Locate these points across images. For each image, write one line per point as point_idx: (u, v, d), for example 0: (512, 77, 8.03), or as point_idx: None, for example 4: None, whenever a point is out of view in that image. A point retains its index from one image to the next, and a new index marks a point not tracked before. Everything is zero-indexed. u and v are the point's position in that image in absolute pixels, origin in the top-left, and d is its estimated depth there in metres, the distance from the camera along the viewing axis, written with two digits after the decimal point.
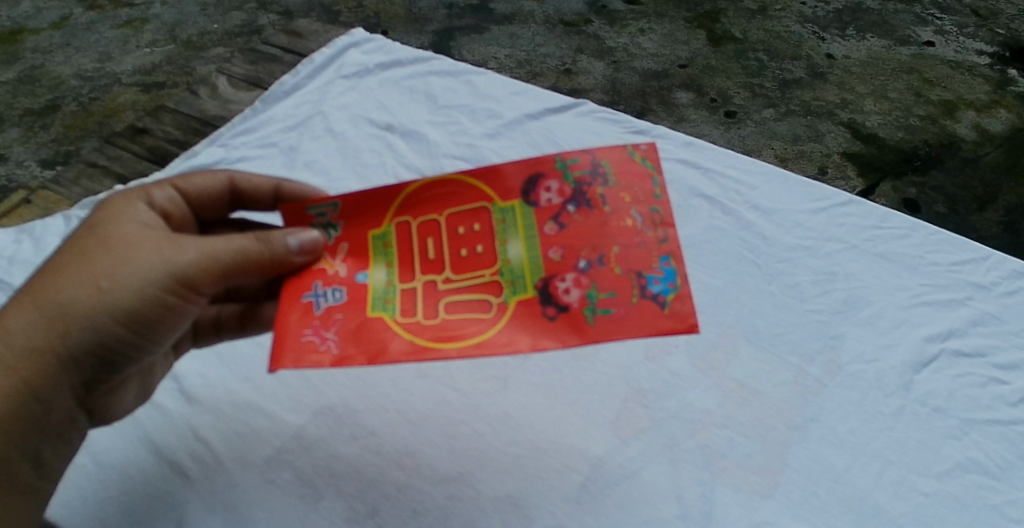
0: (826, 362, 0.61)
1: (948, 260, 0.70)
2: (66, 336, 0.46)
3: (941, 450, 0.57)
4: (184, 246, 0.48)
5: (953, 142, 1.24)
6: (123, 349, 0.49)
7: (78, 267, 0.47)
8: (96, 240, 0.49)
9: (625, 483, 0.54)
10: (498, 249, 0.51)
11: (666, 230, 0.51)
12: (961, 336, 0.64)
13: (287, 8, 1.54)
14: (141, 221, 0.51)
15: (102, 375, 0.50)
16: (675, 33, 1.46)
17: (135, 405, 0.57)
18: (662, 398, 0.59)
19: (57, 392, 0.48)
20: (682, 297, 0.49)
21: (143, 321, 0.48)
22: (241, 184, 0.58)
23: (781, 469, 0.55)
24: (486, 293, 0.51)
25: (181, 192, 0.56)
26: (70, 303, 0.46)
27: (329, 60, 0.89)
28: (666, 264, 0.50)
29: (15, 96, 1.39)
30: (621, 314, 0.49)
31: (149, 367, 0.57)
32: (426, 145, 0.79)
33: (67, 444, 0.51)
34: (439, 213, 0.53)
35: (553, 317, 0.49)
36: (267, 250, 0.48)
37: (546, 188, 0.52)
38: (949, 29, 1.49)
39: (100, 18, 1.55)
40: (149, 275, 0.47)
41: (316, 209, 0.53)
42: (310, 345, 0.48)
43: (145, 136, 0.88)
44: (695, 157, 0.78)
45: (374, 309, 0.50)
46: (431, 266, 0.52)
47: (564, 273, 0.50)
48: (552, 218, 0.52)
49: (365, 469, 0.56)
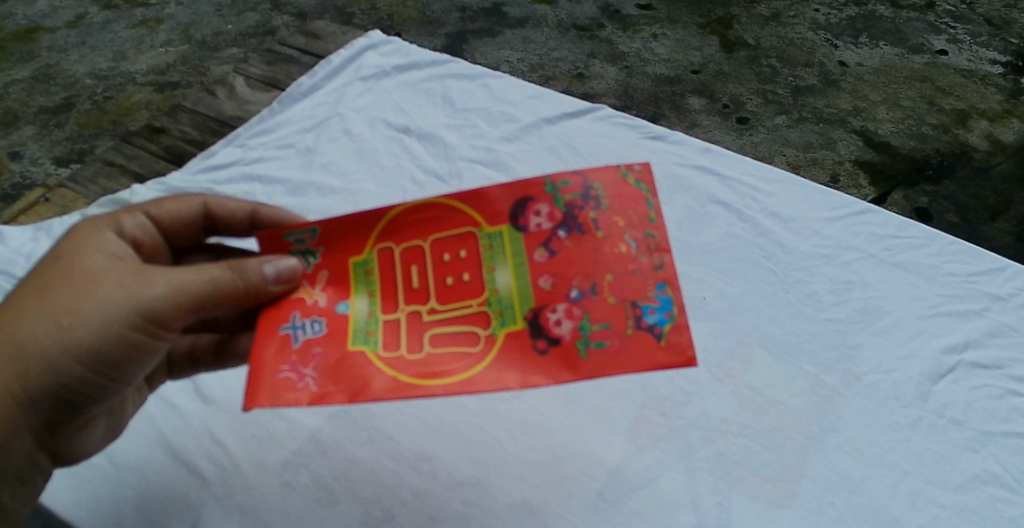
0: (843, 372, 0.61)
1: (966, 270, 0.70)
2: (24, 377, 0.45)
3: (958, 461, 0.57)
4: (149, 279, 0.47)
5: (965, 151, 1.24)
6: (88, 387, 0.48)
7: (38, 305, 0.46)
8: (58, 273, 0.47)
9: (642, 491, 0.54)
10: (486, 277, 0.49)
11: (663, 256, 0.48)
12: (979, 348, 0.64)
13: (301, 9, 1.55)
14: (108, 251, 0.49)
15: (64, 415, 0.49)
16: (688, 39, 1.46)
17: (106, 443, 0.56)
18: (679, 405, 0.59)
19: (18, 434, 0.47)
20: (680, 328, 0.46)
21: (107, 358, 0.47)
22: (216, 209, 0.58)
23: (798, 478, 0.55)
24: (475, 324, 0.48)
25: (152, 219, 0.55)
26: (31, 342, 0.45)
27: (346, 61, 0.90)
28: (662, 293, 0.47)
29: (31, 94, 1.40)
30: (616, 347, 0.46)
31: (118, 405, 0.55)
32: (443, 149, 0.80)
33: (30, 488, 0.50)
34: (423, 239, 0.51)
35: (544, 351, 0.47)
36: (239, 280, 0.47)
37: (536, 211, 0.50)
38: (962, 38, 1.49)
39: (115, 18, 1.56)
40: (113, 311, 0.46)
41: (294, 236, 0.51)
42: (287, 382, 0.46)
43: (163, 136, 0.89)
44: (712, 163, 0.78)
45: (355, 342, 0.48)
46: (415, 296, 0.50)
47: (555, 303, 0.48)
48: (542, 245, 0.50)
49: (382, 473, 0.56)
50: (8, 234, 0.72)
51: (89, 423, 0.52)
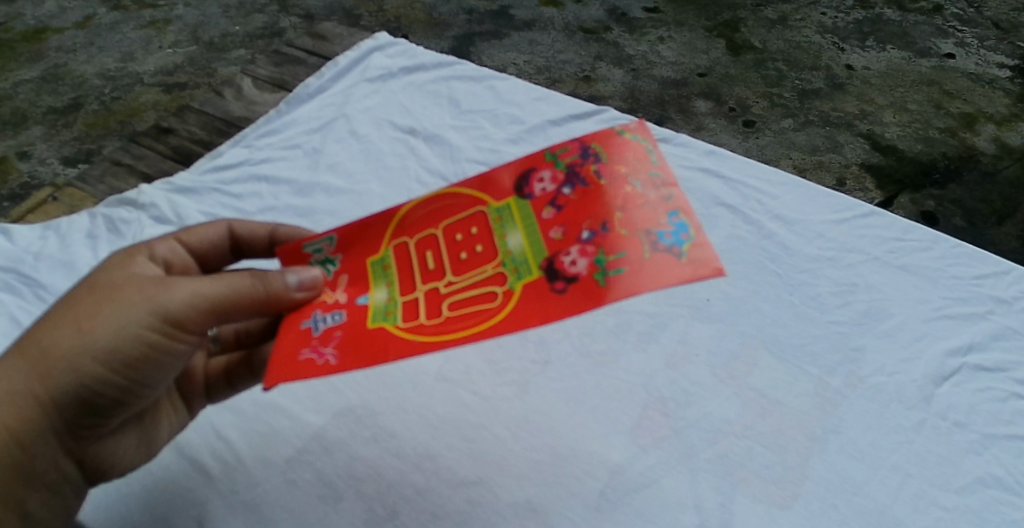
0: (847, 374, 0.61)
1: (971, 273, 0.70)
2: (48, 380, 0.45)
3: (961, 464, 0.56)
4: (171, 285, 0.47)
5: (972, 155, 1.24)
6: (111, 394, 0.48)
7: (64, 310, 0.47)
8: (85, 285, 0.48)
9: (644, 491, 0.54)
10: (498, 244, 0.50)
11: (670, 190, 0.50)
12: (983, 351, 0.63)
13: (308, 11, 1.56)
14: (133, 265, 0.50)
15: (85, 419, 0.48)
16: (694, 42, 1.46)
17: (138, 460, 0.55)
18: (682, 406, 0.59)
19: (40, 437, 0.46)
20: (699, 246, 0.47)
21: (130, 364, 0.47)
22: (240, 231, 0.58)
23: (801, 480, 0.55)
24: (491, 284, 0.48)
25: (185, 246, 0.55)
26: (55, 347, 0.45)
27: (354, 62, 0.90)
28: (676, 219, 0.48)
29: (39, 94, 1.40)
30: (637, 269, 0.46)
31: (149, 417, 0.54)
32: (449, 149, 0.80)
33: (59, 497, 0.50)
34: (435, 227, 0.52)
35: (563, 290, 0.46)
36: (260, 284, 0.47)
37: (539, 178, 0.52)
38: (969, 42, 1.49)
39: (124, 19, 1.57)
40: (135, 315, 0.46)
41: (312, 246, 0.53)
42: (307, 361, 0.45)
43: (170, 136, 0.90)
44: (717, 166, 0.79)
45: (375, 320, 0.48)
46: (431, 276, 0.50)
47: (568, 247, 0.48)
48: (548, 204, 0.51)
49: (385, 471, 0.56)
50: (16, 232, 0.73)
51: (115, 430, 0.52)
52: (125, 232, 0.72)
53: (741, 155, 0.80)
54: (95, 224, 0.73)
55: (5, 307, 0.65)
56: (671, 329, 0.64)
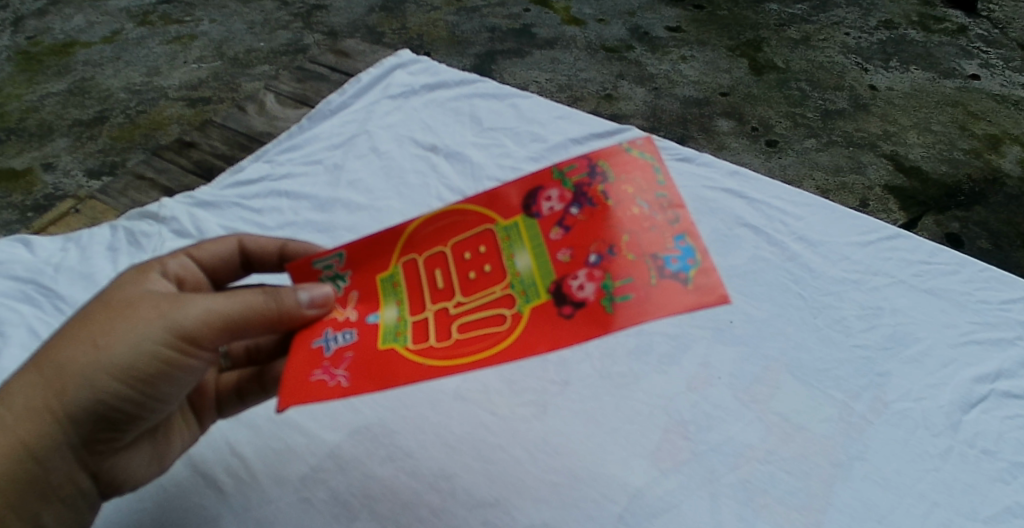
0: (871, 399, 0.60)
1: (998, 298, 0.68)
2: (63, 394, 0.45)
3: (989, 493, 0.54)
4: (185, 301, 0.47)
5: (997, 177, 1.21)
6: (126, 409, 0.47)
7: (79, 327, 0.46)
8: (98, 302, 0.48)
9: (663, 516, 0.53)
10: (507, 265, 0.49)
11: (677, 211, 0.48)
12: (1011, 378, 0.62)
13: (332, 29, 1.57)
14: (142, 283, 0.49)
15: (102, 433, 0.48)
16: (717, 61, 1.46)
17: (151, 474, 0.54)
18: (703, 430, 0.57)
19: (56, 452, 0.46)
20: (706, 271, 0.46)
21: (144, 380, 0.46)
22: (250, 246, 0.58)
23: (824, 507, 0.53)
24: (500, 306, 0.48)
25: (195, 261, 0.55)
26: (70, 362, 0.45)
27: (376, 79, 0.91)
28: (682, 243, 0.47)
29: (66, 107, 1.43)
30: (643, 296, 0.45)
31: (162, 432, 0.54)
32: (470, 167, 0.80)
33: (74, 510, 0.49)
34: (444, 244, 0.51)
35: (570, 315, 0.46)
36: (274, 303, 0.47)
37: (547, 197, 0.51)
38: (994, 63, 1.47)
39: (149, 34, 1.59)
40: (150, 331, 0.46)
41: (322, 262, 0.52)
42: (319, 382, 0.46)
43: (192, 150, 0.90)
44: (739, 187, 0.78)
45: (385, 341, 0.48)
46: (440, 295, 0.50)
47: (576, 271, 0.47)
48: (557, 225, 0.49)
49: (401, 491, 0.55)
50: (38, 244, 0.73)
51: (130, 444, 0.51)
52: (145, 245, 0.72)
53: (763, 177, 0.79)
54: (116, 237, 0.73)
55: (24, 318, 0.65)
56: (693, 351, 0.63)
